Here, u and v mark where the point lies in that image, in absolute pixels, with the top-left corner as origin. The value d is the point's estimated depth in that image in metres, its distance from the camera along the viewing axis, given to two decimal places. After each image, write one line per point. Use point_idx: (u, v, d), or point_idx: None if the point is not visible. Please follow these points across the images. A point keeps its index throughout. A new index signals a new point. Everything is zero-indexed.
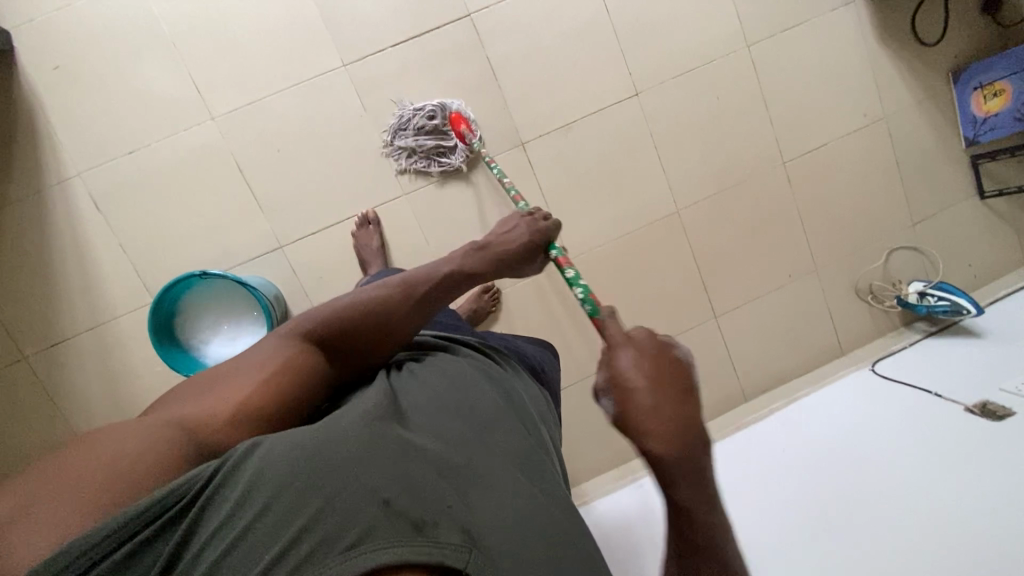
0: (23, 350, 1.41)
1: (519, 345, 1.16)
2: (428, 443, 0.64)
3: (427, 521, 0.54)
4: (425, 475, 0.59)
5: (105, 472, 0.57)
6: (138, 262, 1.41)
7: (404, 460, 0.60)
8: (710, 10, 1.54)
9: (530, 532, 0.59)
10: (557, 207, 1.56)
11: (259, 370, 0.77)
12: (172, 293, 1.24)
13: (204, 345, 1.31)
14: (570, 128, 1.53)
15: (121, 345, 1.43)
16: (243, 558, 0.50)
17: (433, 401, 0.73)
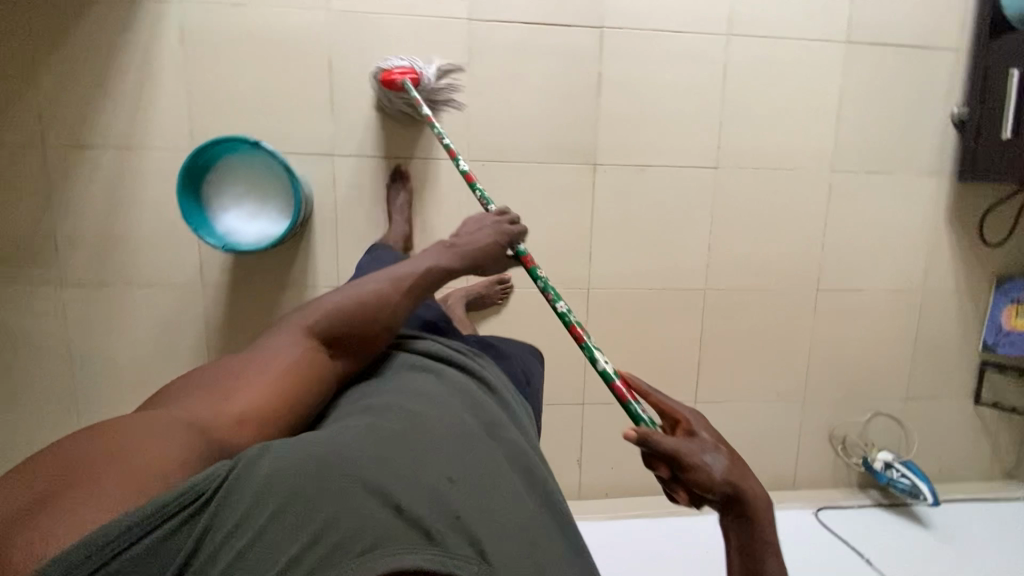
0: (45, 139, 1.38)
1: (504, 346, 1.27)
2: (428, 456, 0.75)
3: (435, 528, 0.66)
4: (430, 486, 0.70)
5: (140, 455, 0.62)
6: (194, 108, 1.39)
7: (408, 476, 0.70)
8: (814, 124, 1.58)
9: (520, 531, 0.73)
10: (600, 237, 1.56)
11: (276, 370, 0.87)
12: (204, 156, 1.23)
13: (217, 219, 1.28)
14: (643, 170, 1.54)
15: (142, 177, 1.40)
16: (264, 553, 0.58)
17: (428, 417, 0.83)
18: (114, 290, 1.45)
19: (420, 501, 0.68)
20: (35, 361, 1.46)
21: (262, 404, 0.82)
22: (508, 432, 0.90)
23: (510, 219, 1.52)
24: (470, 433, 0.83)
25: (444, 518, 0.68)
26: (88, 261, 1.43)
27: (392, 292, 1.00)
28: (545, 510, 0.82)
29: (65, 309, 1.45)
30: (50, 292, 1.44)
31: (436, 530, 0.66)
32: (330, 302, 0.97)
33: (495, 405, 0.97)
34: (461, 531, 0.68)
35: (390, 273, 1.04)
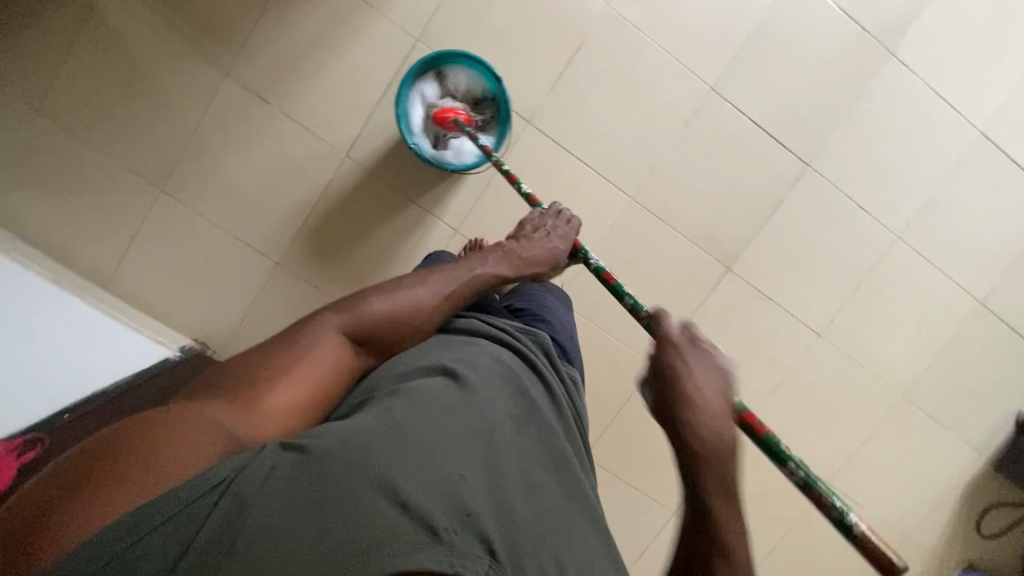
0: None
1: (557, 314, 1.22)
2: (440, 450, 0.68)
3: (446, 527, 0.61)
4: (440, 479, 0.65)
5: (157, 444, 0.59)
6: (442, 7, 1.40)
7: (417, 472, 0.65)
8: (913, 351, 1.67)
9: (541, 543, 0.69)
10: (692, 331, 1.60)
11: (312, 364, 0.78)
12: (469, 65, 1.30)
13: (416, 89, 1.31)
14: (762, 299, 1.59)
15: (359, 34, 1.40)
16: (264, 556, 0.55)
17: (448, 396, 0.76)
18: (269, 109, 1.44)
19: (433, 499, 0.63)
20: (162, 123, 1.44)
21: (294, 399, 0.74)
22: (536, 420, 0.82)
23: (632, 269, 1.55)
24: (489, 421, 0.76)
25: (461, 517, 0.63)
26: (264, 72, 1.42)
27: (438, 298, 0.95)
28: (574, 510, 0.76)
29: (216, 98, 1.43)
30: (214, 76, 1.42)
31: (452, 532, 0.62)
32: (373, 307, 0.88)
33: (533, 385, 0.89)
34: (481, 532, 0.64)
35: (430, 279, 0.97)
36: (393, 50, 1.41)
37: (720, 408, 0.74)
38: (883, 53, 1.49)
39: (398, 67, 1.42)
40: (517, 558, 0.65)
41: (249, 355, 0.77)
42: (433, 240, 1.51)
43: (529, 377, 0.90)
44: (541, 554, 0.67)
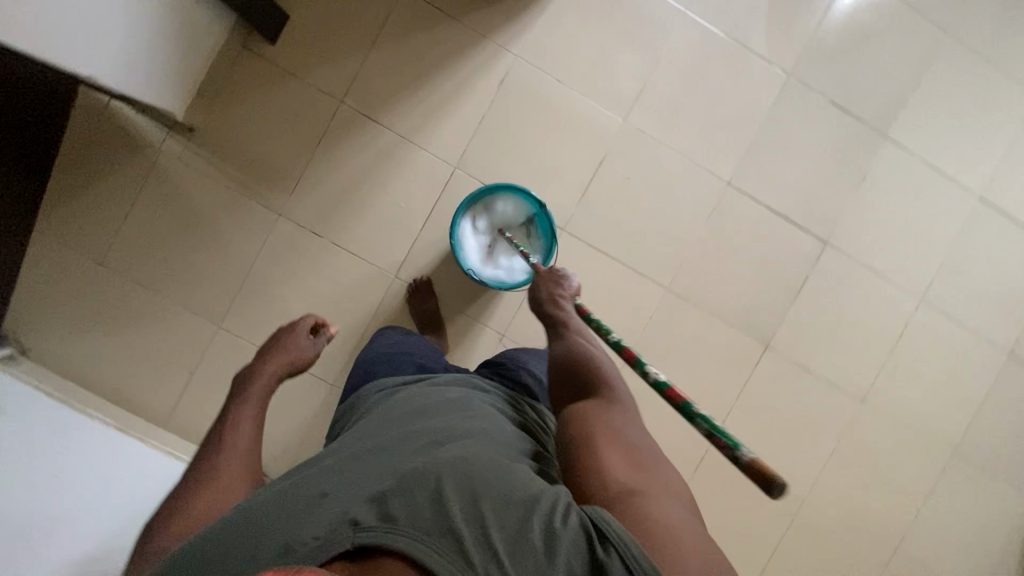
0: (344, 98, 1.51)
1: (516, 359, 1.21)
2: (303, 481, 0.65)
3: (313, 535, 0.55)
4: (299, 506, 0.60)
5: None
6: (476, 137, 1.53)
7: (269, 514, 0.60)
8: (954, 407, 1.71)
9: (422, 479, 0.60)
10: (740, 409, 1.63)
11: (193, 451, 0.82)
12: (513, 193, 1.41)
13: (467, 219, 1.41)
14: (801, 372, 1.64)
15: (401, 166, 1.52)
16: None
17: (330, 450, 0.75)
18: (321, 242, 1.52)
19: (290, 524, 0.57)
20: (220, 263, 1.52)
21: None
22: (426, 423, 0.78)
23: (675, 355, 1.61)
24: (364, 447, 0.71)
25: (325, 527, 0.56)
26: (315, 208, 1.52)
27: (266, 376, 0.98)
28: (470, 462, 0.64)
29: (270, 236, 1.52)
30: (267, 216, 1.52)
31: (314, 541, 0.55)
32: (192, 497, 0.74)
33: (438, 401, 0.87)
34: (349, 524, 0.55)
35: (226, 431, 0.84)
36: (434, 178, 1.52)
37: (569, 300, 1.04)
38: (877, 136, 1.63)
39: (440, 192, 1.53)
40: (402, 507, 0.56)
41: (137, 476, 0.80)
42: (482, 347, 1.56)
43: (432, 399, 0.88)
44: (430, 493, 0.58)
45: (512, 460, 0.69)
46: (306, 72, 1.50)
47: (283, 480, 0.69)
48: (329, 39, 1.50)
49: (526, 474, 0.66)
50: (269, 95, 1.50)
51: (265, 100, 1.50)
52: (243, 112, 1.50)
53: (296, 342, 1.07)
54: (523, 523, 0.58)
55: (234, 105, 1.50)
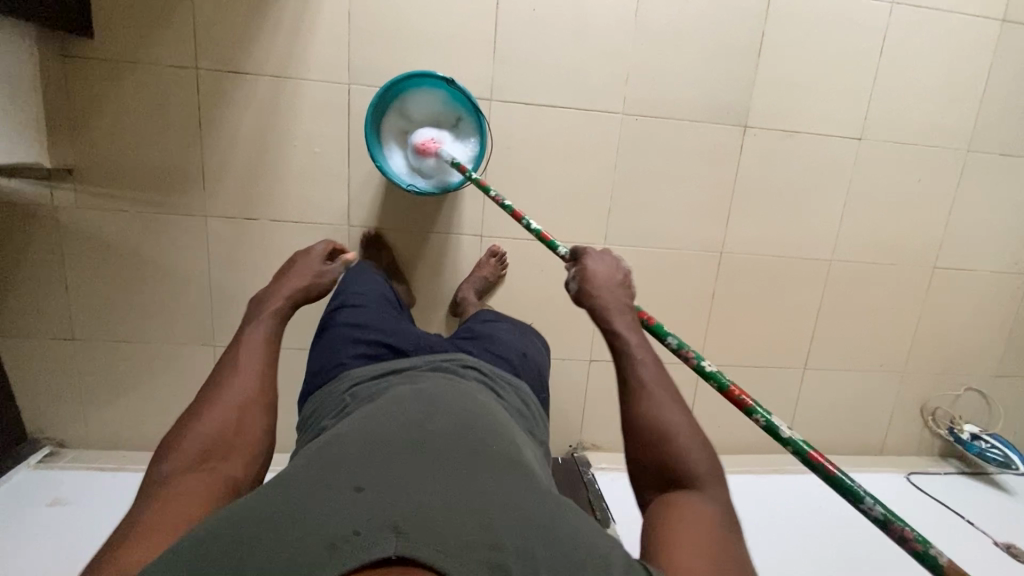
0: (200, 62, 1.32)
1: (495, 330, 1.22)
2: (351, 463, 0.66)
3: (364, 530, 0.56)
4: (334, 497, 0.60)
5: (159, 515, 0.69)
6: (354, 41, 1.33)
7: (323, 496, 0.61)
8: (959, 103, 1.58)
9: (468, 509, 0.60)
10: (740, 201, 1.56)
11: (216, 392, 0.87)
12: (418, 85, 1.26)
13: (389, 143, 1.31)
14: (791, 137, 1.52)
15: (296, 109, 1.36)
16: None
17: (358, 430, 0.75)
18: (259, 225, 1.43)
19: (332, 518, 0.58)
20: (179, 288, 1.46)
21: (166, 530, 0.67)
22: (459, 421, 0.78)
23: (655, 178, 1.51)
24: (386, 439, 0.71)
25: (365, 526, 0.56)
26: (235, 194, 1.40)
27: (283, 304, 1.03)
28: (521, 501, 0.64)
29: (210, 241, 1.43)
30: (196, 222, 1.42)
31: (353, 541, 0.55)
32: (212, 418, 0.82)
33: (467, 401, 0.87)
34: (390, 531, 0.56)
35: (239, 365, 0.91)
36: (334, 106, 1.37)
37: (626, 313, 0.89)
38: None
39: (347, 118, 1.38)
40: (449, 535, 0.56)
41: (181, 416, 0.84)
42: (467, 254, 1.50)
43: (455, 398, 0.87)
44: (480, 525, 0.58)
45: (526, 470, 0.72)
46: (146, 52, 1.31)
47: (320, 454, 0.70)
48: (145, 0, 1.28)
49: (545, 487, 0.69)
50: (122, 94, 1.32)
51: (121, 102, 1.33)
52: (108, 125, 1.34)
53: (308, 268, 1.10)
54: (555, 531, 0.60)
55: (95, 122, 1.34)
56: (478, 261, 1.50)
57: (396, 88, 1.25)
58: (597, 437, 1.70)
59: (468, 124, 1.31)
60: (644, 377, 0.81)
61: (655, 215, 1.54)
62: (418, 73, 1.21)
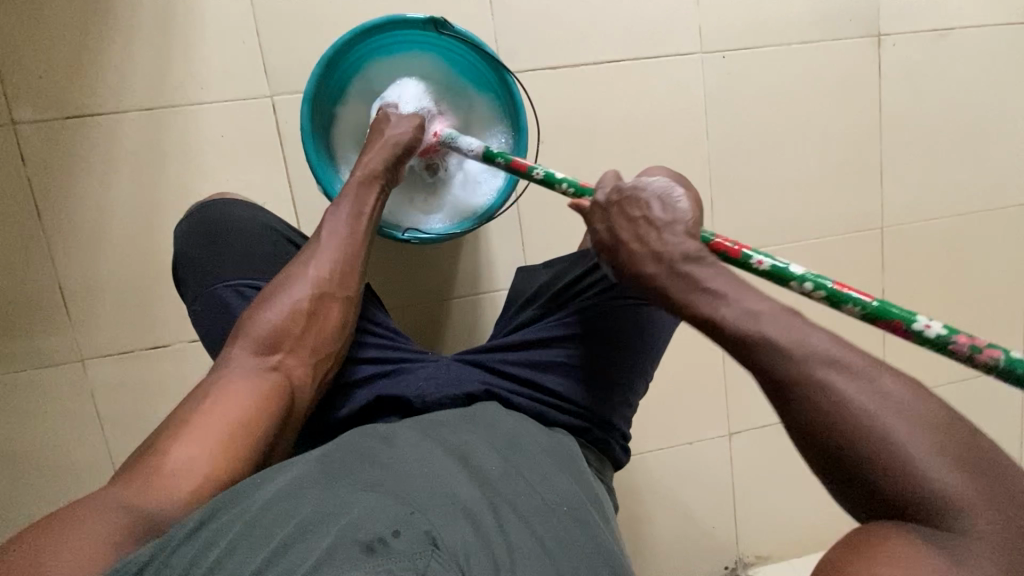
0: (14, 114, 0.78)
1: (590, 338, 0.66)
2: (389, 487, 0.47)
3: (410, 545, 0.42)
4: (374, 506, 0.45)
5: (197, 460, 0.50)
6: (262, 25, 0.81)
7: (360, 506, 0.45)
8: None
9: None
10: (891, 147, 1.03)
11: (296, 302, 0.61)
12: (381, 41, 0.71)
13: (338, 149, 0.74)
14: (944, 37, 1.01)
15: (191, 154, 0.82)
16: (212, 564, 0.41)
17: (401, 462, 0.51)
18: (173, 355, 0.86)
19: (372, 508, 0.45)
20: (56, 488, 0.86)
21: (203, 454, 0.50)
22: (531, 490, 0.52)
23: (765, 139, 0.98)
24: (436, 483, 0.49)
25: (407, 523, 0.44)
26: (121, 313, 0.84)
27: (371, 190, 0.68)
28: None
29: (95, 399, 0.85)
30: (64, 375, 0.84)
31: (395, 543, 0.42)
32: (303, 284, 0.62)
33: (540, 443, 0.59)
34: (428, 543, 0.42)
35: (328, 243, 0.65)
36: (254, 134, 0.83)
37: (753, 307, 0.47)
38: None
39: (280, 148, 0.84)
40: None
41: (254, 300, 0.61)
42: None
43: (534, 440, 0.59)
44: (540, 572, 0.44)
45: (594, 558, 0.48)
46: None
47: (358, 466, 0.50)
48: None
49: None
50: None
51: None
52: None
53: (360, 177, 0.67)
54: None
55: None
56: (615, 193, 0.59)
57: (346, 64, 0.71)
58: (762, 543, 1.11)
59: (481, 109, 0.75)
60: (826, 381, 0.41)
61: (777, 193, 1.00)
62: (381, 21, 0.68)
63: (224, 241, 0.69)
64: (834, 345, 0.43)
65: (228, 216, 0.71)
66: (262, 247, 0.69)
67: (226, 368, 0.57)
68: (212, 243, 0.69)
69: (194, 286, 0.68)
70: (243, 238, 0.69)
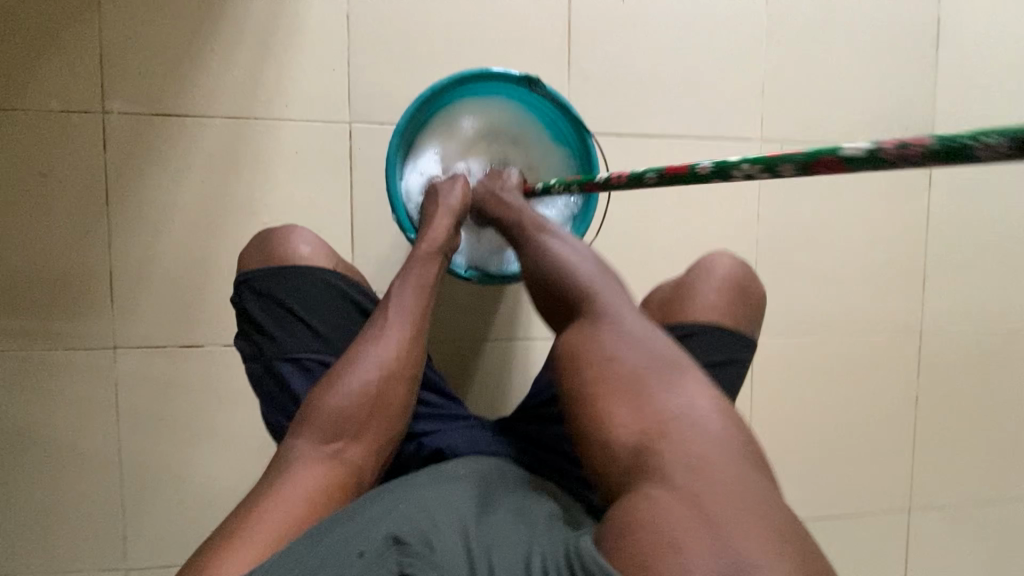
0: (106, 104, 0.82)
1: None
2: (349, 515, 0.47)
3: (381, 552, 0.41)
4: (338, 535, 0.44)
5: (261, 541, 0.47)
6: (354, 57, 0.85)
7: (325, 540, 0.44)
8: None
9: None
10: (936, 253, 1.04)
11: (365, 369, 0.59)
12: (464, 92, 0.75)
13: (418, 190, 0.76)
14: (992, 159, 1.04)
15: (263, 164, 0.85)
16: None
17: (363, 496, 0.50)
18: (204, 356, 0.85)
19: (336, 541, 0.43)
20: (59, 474, 0.83)
21: (258, 557, 0.46)
22: (499, 498, 0.51)
23: (814, 229, 1.00)
24: (394, 496, 0.49)
25: (369, 540, 0.43)
26: (162, 306, 0.84)
27: (433, 254, 0.68)
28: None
29: (117, 389, 0.84)
30: (92, 360, 0.83)
31: (362, 558, 0.41)
32: (370, 349, 0.60)
33: (514, 473, 0.59)
34: (395, 543, 0.42)
35: (395, 316, 0.63)
36: (326, 154, 0.86)
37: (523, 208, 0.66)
38: None
39: (349, 171, 0.86)
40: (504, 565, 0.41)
41: (325, 372, 0.59)
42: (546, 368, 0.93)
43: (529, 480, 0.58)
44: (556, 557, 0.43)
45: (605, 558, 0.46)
46: (14, 93, 0.80)
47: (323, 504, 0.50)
48: (14, 16, 0.80)
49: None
50: None
51: None
52: None
53: (426, 250, 0.68)
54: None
55: None
56: (683, 284, 0.75)
57: (436, 104, 0.74)
58: None
59: (552, 161, 0.79)
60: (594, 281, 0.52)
61: (820, 283, 1.01)
62: (475, 73, 0.71)
63: (282, 319, 0.67)
64: (593, 265, 0.54)
65: (283, 287, 0.68)
66: (313, 295, 0.69)
67: (294, 444, 0.55)
68: (272, 321, 0.67)
69: (253, 361, 0.68)
70: (294, 296, 0.68)
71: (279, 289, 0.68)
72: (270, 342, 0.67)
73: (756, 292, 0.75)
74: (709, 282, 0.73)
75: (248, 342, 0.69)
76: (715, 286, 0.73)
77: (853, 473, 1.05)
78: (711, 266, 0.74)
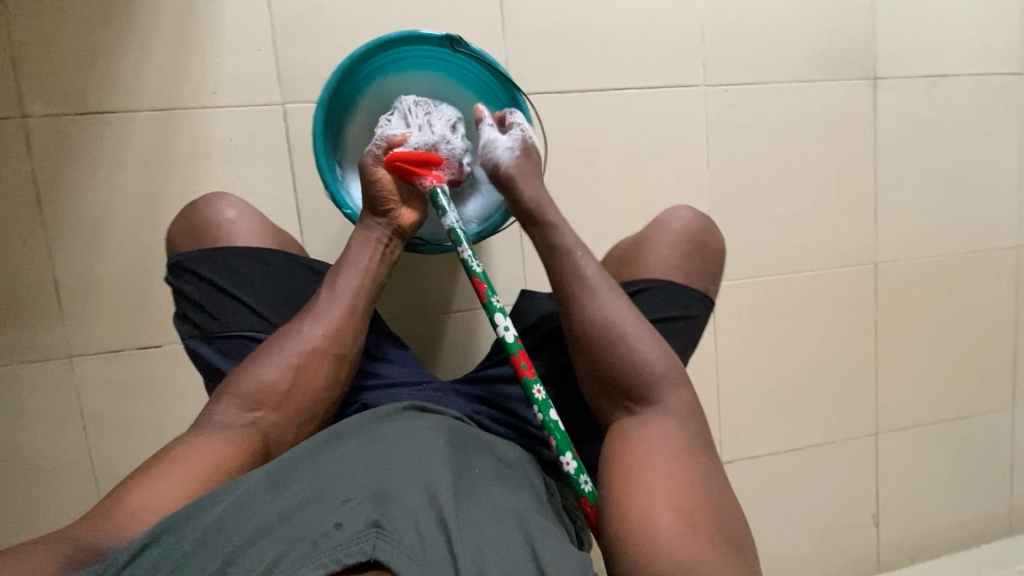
0: (25, 107, 0.79)
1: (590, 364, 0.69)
2: (336, 477, 0.47)
3: (359, 531, 0.42)
4: (320, 503, 0.44)
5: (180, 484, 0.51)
6: (279, 35, 0.83)
7: (307, 504, 0.44)
8: None
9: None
10: (886, 183, 1.06)
11: (301, 345, 0.62)
12: (383, 60, 0.73)
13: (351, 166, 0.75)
14: (935, 85, 1.05)
15: (198, 155, 0.83)
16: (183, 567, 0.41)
17: (349, 453, 0.50)
18: (164, 355, 0.84)
19: (316, 508, 0.44)
20: (32, 487, 0.83)
21: (174, 497, 0.50)
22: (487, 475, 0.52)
23: (764, 170, 1.00)
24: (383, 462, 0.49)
25: (351, 516, 0.43)
26: (114, 309, 0.83)
27: (373, 239, 0.69)
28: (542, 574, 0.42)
29: (80, 396, 0.83)
30: (50, 370, 0.82)
31: (337, 533, 0.41)
32: (309, 328, 0.63)
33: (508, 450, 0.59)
34: (373, 525, 0.42)
35: (328, 297, 0.65)
36: (264, 138, 0.84)
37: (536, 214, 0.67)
38: None
39: (288, 154, 0.84)
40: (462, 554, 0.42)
41: (265, 340, 0.62)
42: None
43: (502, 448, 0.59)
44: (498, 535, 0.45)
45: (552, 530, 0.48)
46: None
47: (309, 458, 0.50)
48: None
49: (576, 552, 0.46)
50: None
51: None
52: None
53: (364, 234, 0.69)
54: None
55: None
56: (639, 238, 0.76)
57: (360, 73, 0.72)
58: None
59: None
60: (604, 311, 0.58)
61: (774, 223, 1.02)
62: (394, 36, 0.70)
63: (218, 298, 0.67)
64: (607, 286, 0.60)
65: (215, 265, 0.68)
66: (246, 273, 0.69)
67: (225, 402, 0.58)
68: (205, 300, 0.67)
69: (193, 340, 0.68)
70: (224, 274, 0.68)
71: (211, 270, 0.68)
72: (207, 319, 0.67)
73: (713, 243, 0.76)
74: (663, 236, 0.74)
75: (186, 321, 0.68)
76: (670, 241, 0.74)
77: (820, 404, 1.08)
78: (665, 221, 0.75)
